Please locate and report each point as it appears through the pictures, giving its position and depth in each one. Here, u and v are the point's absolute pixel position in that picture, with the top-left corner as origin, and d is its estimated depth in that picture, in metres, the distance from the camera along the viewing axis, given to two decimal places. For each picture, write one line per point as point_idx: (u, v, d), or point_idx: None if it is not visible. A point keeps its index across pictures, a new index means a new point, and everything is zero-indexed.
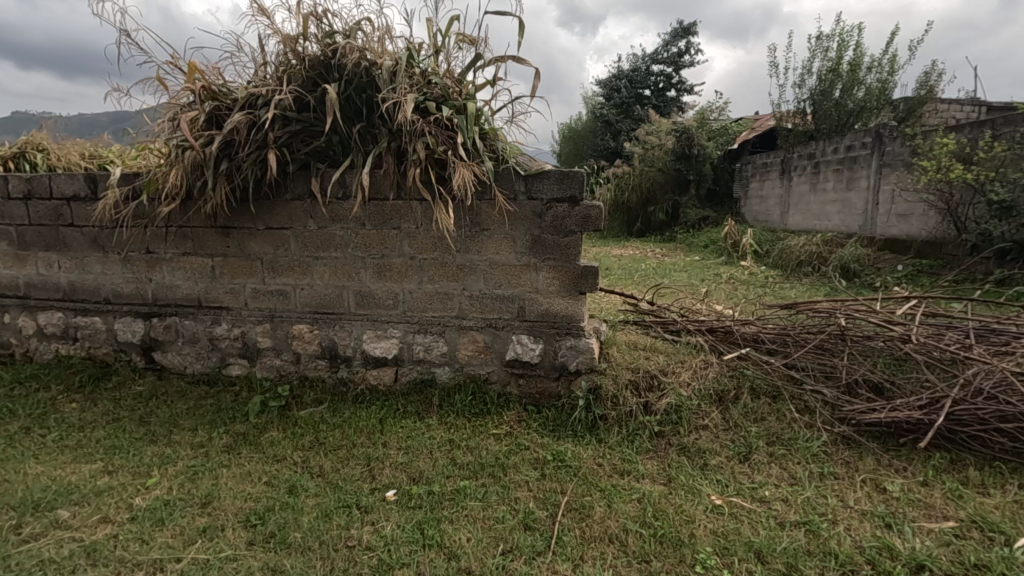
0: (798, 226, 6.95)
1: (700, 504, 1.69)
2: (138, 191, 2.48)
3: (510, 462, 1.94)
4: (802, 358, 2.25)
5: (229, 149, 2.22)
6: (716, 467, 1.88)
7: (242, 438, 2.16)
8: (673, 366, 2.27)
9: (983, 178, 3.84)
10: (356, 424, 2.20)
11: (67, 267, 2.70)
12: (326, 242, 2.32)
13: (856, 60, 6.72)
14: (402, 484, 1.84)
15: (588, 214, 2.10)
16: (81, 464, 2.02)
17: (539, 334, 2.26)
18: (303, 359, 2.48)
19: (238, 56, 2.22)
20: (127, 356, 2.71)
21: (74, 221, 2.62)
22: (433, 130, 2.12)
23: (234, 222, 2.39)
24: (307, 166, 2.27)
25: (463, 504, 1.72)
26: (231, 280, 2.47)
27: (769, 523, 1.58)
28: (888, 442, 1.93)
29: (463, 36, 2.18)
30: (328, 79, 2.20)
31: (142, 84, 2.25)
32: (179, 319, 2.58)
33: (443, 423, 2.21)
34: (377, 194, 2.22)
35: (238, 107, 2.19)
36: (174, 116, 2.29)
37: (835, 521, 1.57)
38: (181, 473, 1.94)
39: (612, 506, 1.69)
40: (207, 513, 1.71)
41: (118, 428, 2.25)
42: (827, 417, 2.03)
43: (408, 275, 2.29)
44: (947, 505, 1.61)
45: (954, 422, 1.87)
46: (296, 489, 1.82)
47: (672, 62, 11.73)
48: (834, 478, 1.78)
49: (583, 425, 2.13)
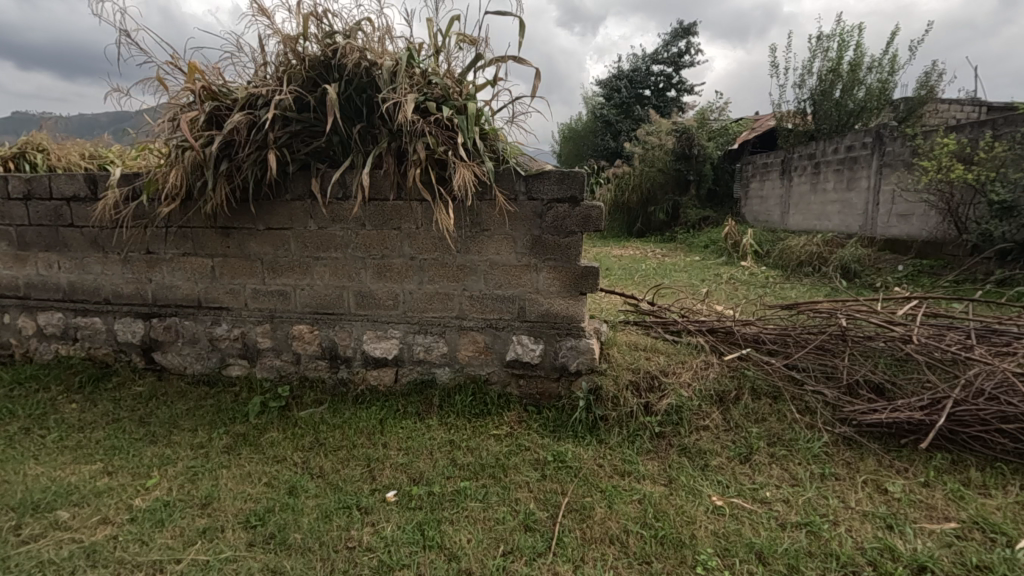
0: (798, 226, 6.95)
1: (701, 505, 1.69)
2: (138, 191, 2.48)
3: (511, 463, 1.94)
4: (803, 358, 2.25)
5: (229, 149, 2.22)
6: (717, 467, 1.88)
7: (242, 439, 2.16)
8: (673, 366, 2.27)
9: (984, 178, 3.84)
10: (356, 425, 2.20)
11: (67, 267, 2.69)
12: (326, 242, 2.32)
13: (856, 60, 6.71)
14: (402, 484, 1.84)
15: (588, 214, 2.10)
16: (80, 465, 2.01)
17: (539, 335, 2.26)
18: (303, 359, 2.48)
19: (238, 56, 2.22)
20: (127, 357, 2.71)
21: (74, 222, 2.62)
22: (434, 130, 2.12)
23: (234, 223, 2.39)
24: (307, 166, 2.27)
25: (463, 505, 1.71)
26: (230, 280, 2.47)
27: (770, 524, 1.58)
28: (889, 443, 1.93)
29: (463, 36, 2.18)
30: (328, 79, 2.20)
31: (142, 84, 2.25)
32: (179, 319, 2.58)
33: (443, 423, 2.20)
34: (377, 194, 2.22)
35: (238, 107, 2.19)
36: (174, 116, 2.29)
37: (836, 522, 1.57)
38: (181, 474, 1.94)
39: (613, 507, 1.68)
40: (206, 514, 1.71)
41: (117, 429, 2.25)
42: (828, 417, 2.02)
43: (409, 275, 2.29)
44: (948, 506, 1.60)
45: (955, 423, 1.86)
46: (296, 489, 1.81)
47: (672, 62, 11.73)
48: (835, 479, 1.78)
49: (584, 425, 2.13)
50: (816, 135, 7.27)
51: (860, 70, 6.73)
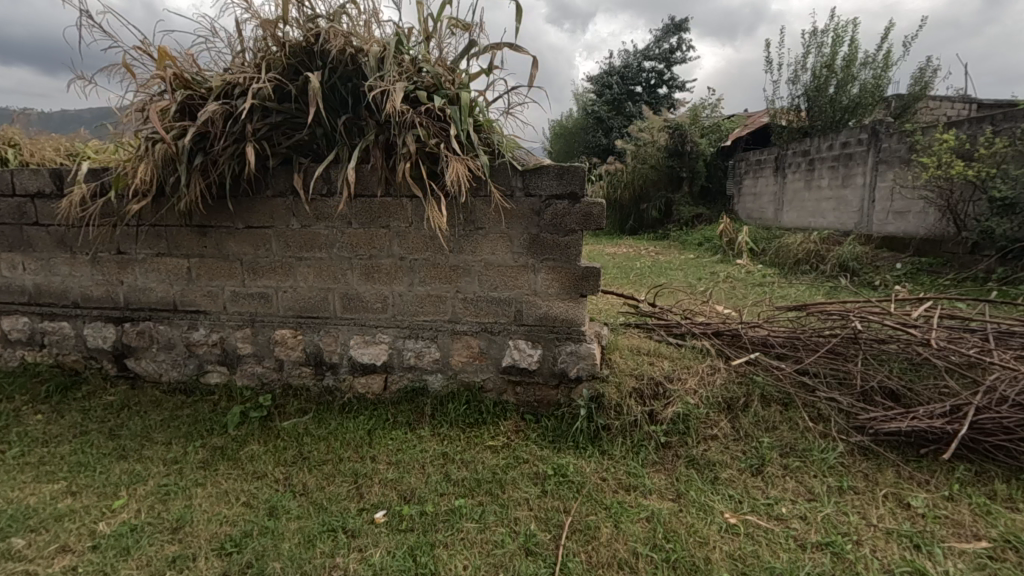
0: (792, 223, 6.88)
1: (714, 524, 1.57)
2: (106, 187, 2.30)
3: (509, 477, 1.81)
4: (814, 363, 2.15)
5: (204, 142, 2.06)
6: (727, 480, 1.77)
7: (220, 453, 2.01)
8: (679, 372, 2.15)
9: (984, 175, 3.79)
10: (342, 436, 2.06)
11: (32, 269, 2.51)
12: (310, 242, 2.17)
13: (850, 56, 6.66)
14: (392, 503, 1.71)
15: (588, 212, 1.98)
16: (41, 484, 1.85)
17: (537, 339, 2.13)
18: (286, 366, 2.32)
19: (212, 41, 2.06)
20: (98, 364, 2.54)
21: (39, 220, 2.44)
22: (424, 122, 1.98)
23: (210, 222, 2.23)
24: (288, 161, 2.12)
25: (458, 526, 1.59)
26: (208, 282, 2.31)
27: (789, 545, 1.47)
28: (907, 453, 1.83)
29: (456, 22, 2.04)
30: (311, 67, 2.05)
31: (107, 71, 2.08)
32: (153, 324, 2.42)
33: (435, 434, 2.08)
34: (364, 191, 2.08)
35: (213, 96, 2.03)
36: (143, 107, 2.13)
37: (859, 542, 1.47)
38: (151, 494, 1.79)
39: (619, 527, 1.57)
40: (177, 539, 1.57)
41: (85, 443, 2.09)
42: (843, 426, 1.92)
43: (398, 276, 2.15)
44: (977, 523, 1.50)
45: (978, 432, 1.76)
46: (276, 510, 1.67)
47: (662, 58, 11.64)
48: (854, 493, 1.67)
49: (584, 435, 2.01)
50: (809, 132, 7.23)
51: (854, 65, 6.67)
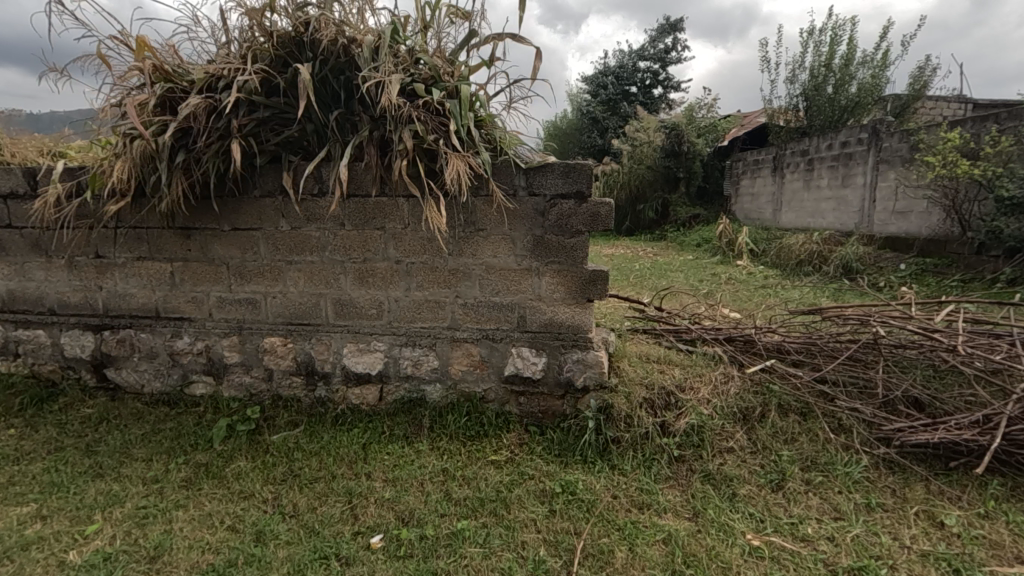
0: (790, 223, 6.84)
1: (736, 546, 1.46)
2: (84, 187, 2.17)
3: (514, 496, 1.70)
4: (833, 370, 2.05)
5: (186, 137, 1.93)
6: (746, 497, 1.67)
7: (203, 471, 1.88)
8: (691, 381, 2.05)
9: (990, 174, 3.72)
10: (335, 451, 1.93)
11: (5, 274, 2.36)
12: (300, 244, 2.04)
13: (848, 55, 6.60)
14: (389, 526, 1.59)
15: (595, 212, 1.87)
16: (9, 508, 1.71)
17: (541, 347, 2.02)
18: (276, 376, 2.20)
19: (195, 31, 1.93)
20: (76, 374, 2.40)
21: (11, 222, 2.29)
22: (422, 117, 1.86)
23: (194, 223, 2.10)
24: (277, 159, 2.00)
25: (462, 552, 1.47)
26: (192, 287, 2.18)
27: (820, 570, 1.36)
28: (935, 466, 1.73)
29: (455, 10, 1.92)
30: (300, 59, 1.91)
31: (81, 62, 1.94)
32: (134, 332, 2.28)
33: (434, 448, 1.96)
34: (357, 190, 1.96)
35: (196, 89, 1.90)
36: (121, 100, 1.99)
37: (894, 567, 1.37)
38: (128, 517, 1.65)
39: (635, 550, 1.46)
40: (154, 570, 1.44)
41: (58, 461, 1.94)
42: (866, 437, 1.83)
43: (394, 280, 2.03)
44: (1017, 544, 1.41)
45: (1010, 444, 1.67)
46: (264, 536, 1.55)
47: (656, 58, 11.58)
48: (882, 511, 1.57)
49: (593, 449, 1.89)
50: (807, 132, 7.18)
51: (852, 65, 6.61)
